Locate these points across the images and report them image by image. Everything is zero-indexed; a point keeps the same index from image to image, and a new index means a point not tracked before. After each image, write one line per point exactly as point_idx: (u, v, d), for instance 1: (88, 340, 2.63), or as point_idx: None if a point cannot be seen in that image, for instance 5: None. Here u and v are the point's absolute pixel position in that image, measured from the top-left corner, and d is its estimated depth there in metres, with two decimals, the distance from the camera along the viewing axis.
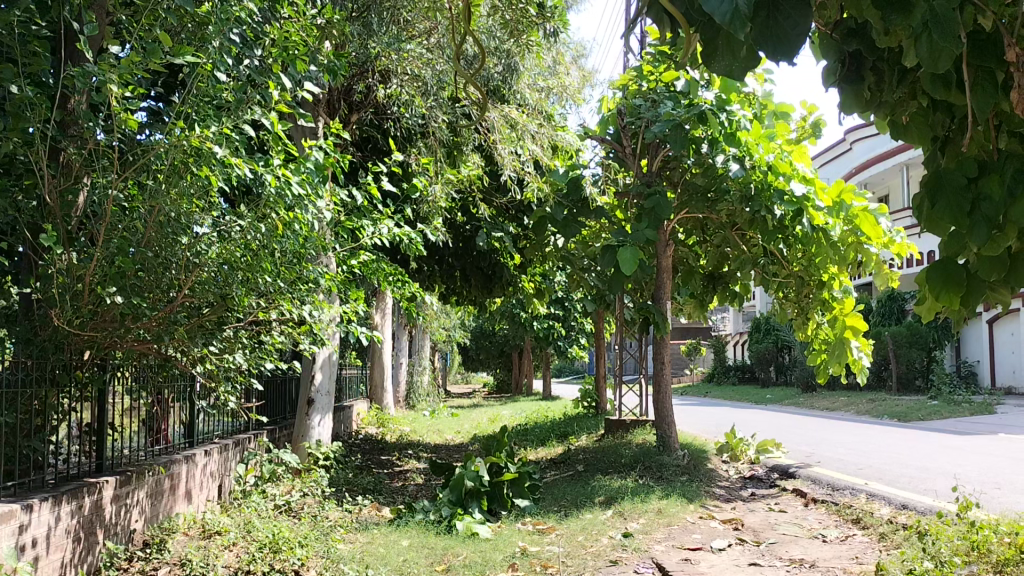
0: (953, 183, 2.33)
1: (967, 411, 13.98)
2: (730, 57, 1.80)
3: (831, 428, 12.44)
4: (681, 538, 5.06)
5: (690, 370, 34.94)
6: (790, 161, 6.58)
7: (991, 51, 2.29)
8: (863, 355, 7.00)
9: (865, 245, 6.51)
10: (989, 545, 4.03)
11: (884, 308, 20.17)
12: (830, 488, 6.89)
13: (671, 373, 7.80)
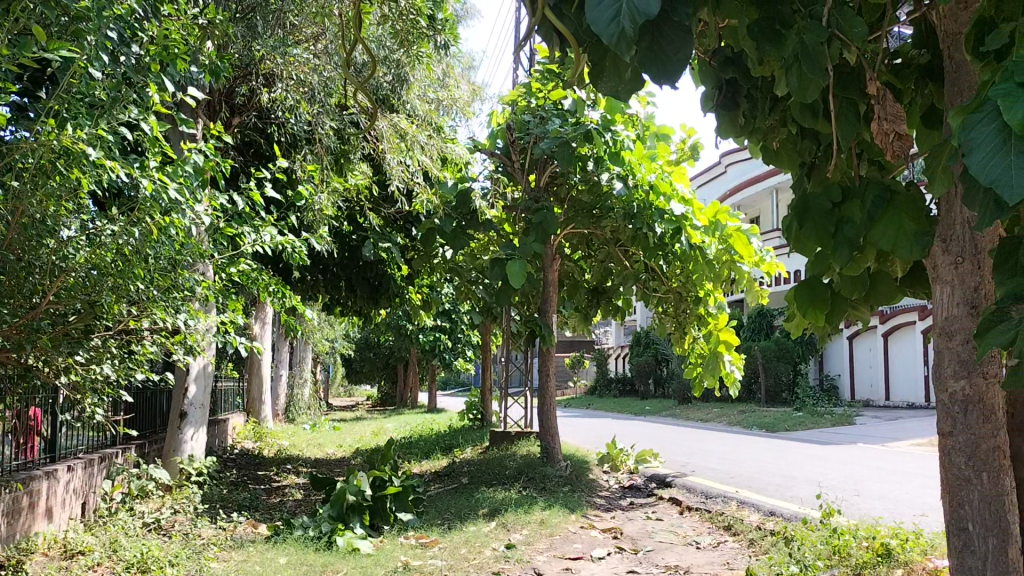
0: (818, 207, 2.45)
1: (829, 423, 14.79)
2: (617, 78, 1.87)
3: (705, 439, 12.92)
4: (563, 548, 5.14)
5: (572, 383, 35.53)
6: (670, 182, 6.73)
7: (853, 85, 2.45)
8: (735, 368, 7.37)
9: (738, 263, 6.92)
10: (848, 549, 4.29)
11: (755, 323, 21.13)
12: (704, 497, 7.14)
13: (555, 386, 7.93)
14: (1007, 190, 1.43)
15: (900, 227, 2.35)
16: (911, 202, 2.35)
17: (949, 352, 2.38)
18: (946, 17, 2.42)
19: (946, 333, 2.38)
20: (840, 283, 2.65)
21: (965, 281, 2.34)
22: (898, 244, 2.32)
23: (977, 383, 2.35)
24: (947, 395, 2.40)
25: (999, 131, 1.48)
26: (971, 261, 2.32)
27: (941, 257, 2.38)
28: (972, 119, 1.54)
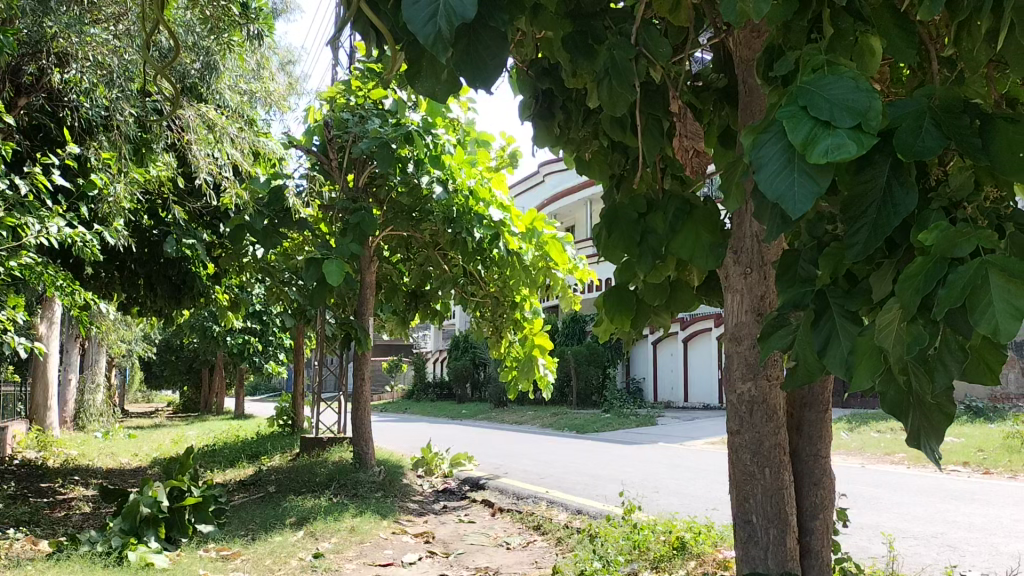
0: (626, 217, 2.58)
1: (634, 424, 15.57)
2: (434, 78, 1.86)
3: (518, 441, 13.22)
4: (372, 555, 5.06)
5: (389, 387, 35.27)
6: (489, 188, 7.02)
7: (658, 101, 2.61)
8: (548, 371, 7.58)
9: (553, 270, 7.17)
10: (647, 543, 4.52)
11: (568, 329, 21.88)
12: (515, 497, 7.30)
13: (370, 390, 7.82)
14: (790, 205, 1.55)
15: (697, 237, 2.49)
16: (708, 215, 2.53)
17: (739, 356, 2.65)
18: (741, 44, 2.64)
19: (736, 338, 2.65)
20: (644, 289, 2.81)
21: (753, 289, 2.61)
22: (695, 253, 2.46)
23: (761, 385, 2.61)
24: (736, 396, 2.66)
25: (785, 149, 1.61)
26: (758, 271, 2.60)
27: (732, 267, 2.65)
28: (760, 139, 1.66)
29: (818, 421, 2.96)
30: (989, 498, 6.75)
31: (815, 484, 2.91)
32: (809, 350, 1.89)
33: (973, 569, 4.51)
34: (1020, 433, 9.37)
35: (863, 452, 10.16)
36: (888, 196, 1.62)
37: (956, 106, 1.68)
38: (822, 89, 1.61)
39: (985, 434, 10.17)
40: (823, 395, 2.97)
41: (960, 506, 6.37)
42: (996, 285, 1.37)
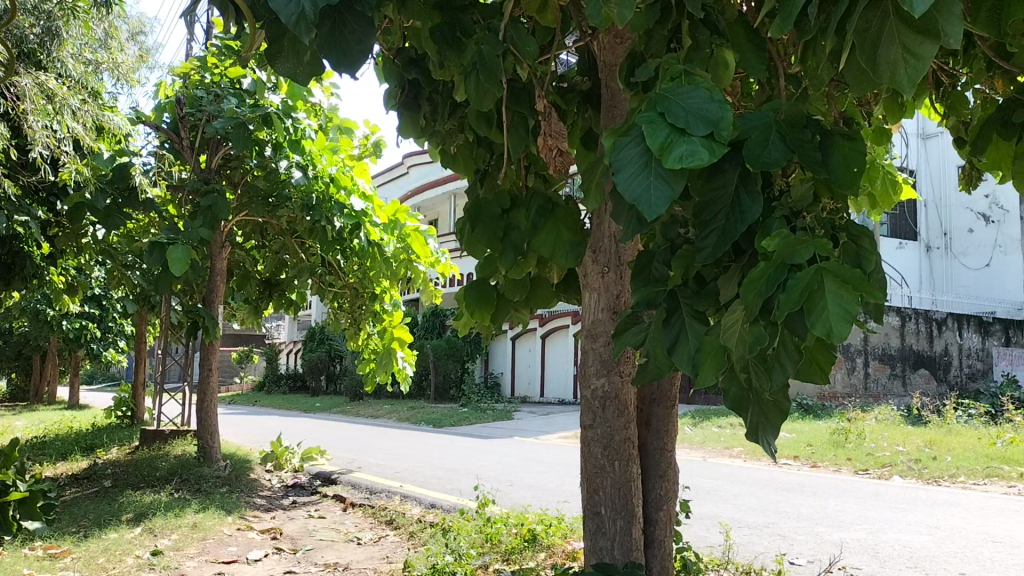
0: (489, 212, 2.60)
1: (490, 418, 15.73)
2: (295, 60, 1.79)
3: (373, 435, 13.05)
4: (215, 552, 4.87)
5: (238, 378, 34.02)
6: (351, 176, 6.90)
7: (524, 99, 2.65)
8: (406, 364, 7.52)
9: (414, 262, 7.14)
10: (499, 536, 4.58)
11: (428, 323, 21.83)
12: (367, 492, 7.21)
13: (218, 382, 7.48)
14: (646, 207, 1.60)
15: (558, 235, 2.52)
16: (568, 213, 2.59)
17: (593, 353, 2.75)
18: (605, 48, 2.71)
19: (592, 334, 2.75)
20: (505, 285, 2.84)
21: (609, 288, 2.71)
22: (556, 252, 2.51)
23: (614, 380, 2.73)
24: (590, 390, 2.76)
25: (643, 153, 1.66)
26: (615, 271, 2.71)
27: (591, 266, 2.74)
28: (619, 142, 1.71)
29: (665, 415, 3.09)
30: (815, 490, 7.26)
31: (659, 477, 3.04)
32: (659, 348, 1.96)
33: (800, 556, 4.83)
34: (844, 430, 10.13)
35: (704, 447, 10.69)
36: (736, 203, 1.70)
37: (800, 121, 1.79)
38: (679, 97, 1.67)
39: (813, 430, 10.94)
40: (670, 391, 3.10)
41: (791, 497, 6.81)
42: (829, 290, 1.47)
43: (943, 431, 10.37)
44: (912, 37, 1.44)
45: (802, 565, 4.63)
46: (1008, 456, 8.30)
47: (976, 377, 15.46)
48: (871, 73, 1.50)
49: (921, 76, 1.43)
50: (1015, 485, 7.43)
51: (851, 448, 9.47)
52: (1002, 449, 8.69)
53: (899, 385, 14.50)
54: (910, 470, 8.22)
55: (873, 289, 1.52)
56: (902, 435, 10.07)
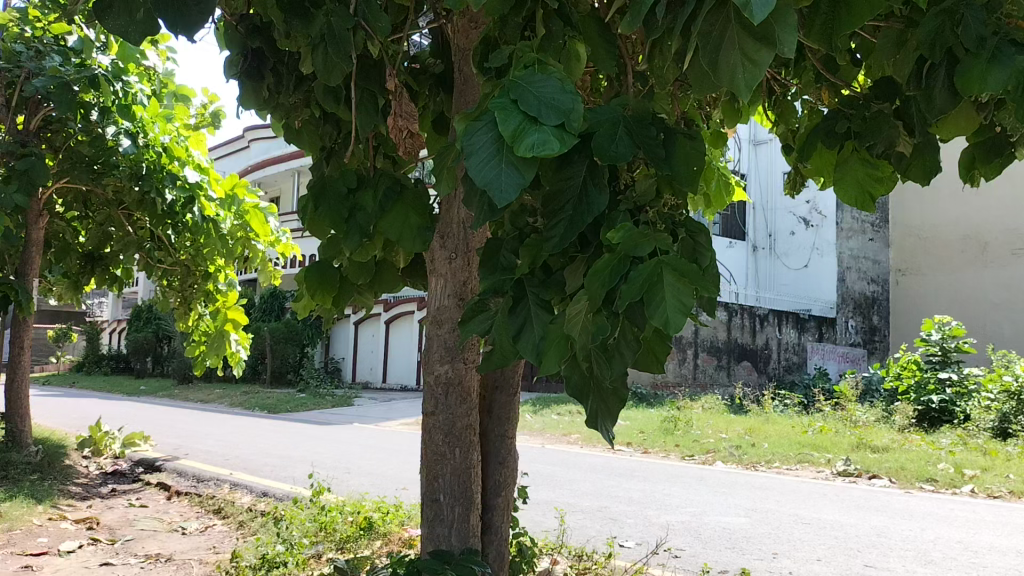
0: (334, 191, 2.47)
1: (329, 404, 15.41)
2: (127, 17, 1.66)
3: (202, 420, 12.46)
4: (22, 544, 4.48)
5: (53, 358, 31.59)
6: (186, 147, 6.53)
7: (375, 77, 2.59)
8: (241, 347, 7.26)
9: (253, 241, 6.87)
10: (334, 525, 4.48)
11: (266, 304, 21.09)
12: (195, 480, 6.87)
13: (30, 361, 6.85)
14: (496, 193, 1.58)
15: (405, 219, 2.51)
16: (416, 197, 2.58)
17: (438, 339, 2.73)
18: (458, 32, 2.69)
19: (437, 321, 2.72)
20: (348, 267, 2.76)
21: (456, 275, 2.70)
22: (403, 236, 2.48)
23: (458, 367, 2.72)
24: (433, 378, 2.74)
25: (494, 140, 1.64)
26: (462, 257, 2.70)
27: (438, 251, 2.72)
28: (471, 127, 1.68)
29: (506, 402, 3.12)
30: (645, 475, 7.59)
31: (499, 464, 3.06)
32: (504, 336, 1.96)
33: (629, 539, 5.02)
34: (673, 418, 10.65)
35: (542, 434, 10.93)
36: (583, 194, 1.72)
37: (645, 118, 1.83)
38: (532, 86, 1.66)
39: (645, 417, 11.44)
40: (513, 378, 3.13)
41: (623, 482, 7.08)
42: (669, 284, 1.51)
43: (762, 419, 11.12)
44: (752, 45, 1.49)
45: (631, 547, 4.81)
46: (817, 443, 9.00)
47: (792, 370, 16.68)
48: (712, 76, 1.54)
49: (757, 82, 1.48)
50: (822, 470, 8.06)
51: (679, 435, 9.97)
52: (811, 437, 9.42)
53: (724, 375, 15.32)
54: (731, 456, 8.76)
55: (708, 284, 1.57)
56: (725, 423, 10.70)
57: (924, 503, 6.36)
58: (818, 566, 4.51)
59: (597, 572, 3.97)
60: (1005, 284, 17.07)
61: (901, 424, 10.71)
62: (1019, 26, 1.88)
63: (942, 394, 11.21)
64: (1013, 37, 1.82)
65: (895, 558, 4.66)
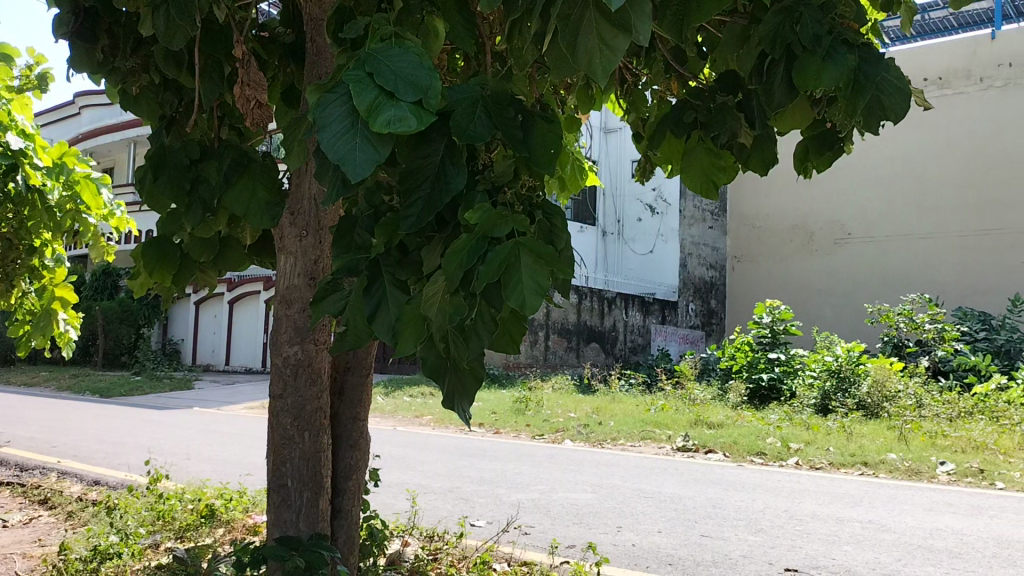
0: (175, 161, 2.34)
1: (167, 388, 14.64)
2: None
3: (23, 405, 11.52)
4: None
5: None
6: (9, 108, 5.24)
7: (220, 43, 2.45)
8: (69, 329, 6.37)
9: (87, 216, 5.66)
10: (172, 513, 4.26)
11: (98, 282, 19.76)
12: (16, 469, 6.34)
13: None
14: (350, 168, 1.52)
15: (253, 192, 2.38)
16: (265, 170, 2.44)
17: (286, 319, 2.64)
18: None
19: (285, 301, 2.62)
20: (190, 243, 2.61)
21: (307, 253, 2.61)
22: (249, 211, 2.36)
23: (307, 348, 2.65)
24: (280, 359, 2.64)
25: (348, 113, 1.58)
26: (313, 235, 2.61)
27: (287, 228, 2.62)
28: (324, 99, 1.61)
29: (359, 383, 3.05)
30: (496, 454, 7.68)
31: (350, 445, 3.01)
32: (358, 315, 1.91)
33: (480, 518, 5.07)
34: (524, 398, 10.84)
35: (394, 416, 10.86)
36: (441, 172, 1.69)
37: (503, 98, 1.82)
38: (387, 59, 1.62)
39: (498, 398, 11.58)
40: (366, 359, 3.06)
41: (474, 462, 7.14)
42: (526, 265, 1.52)
43: (608, 398, 11.52)
44: (609, 30, 1.51)
45: (482, 526, 4.85)
46: (659, 420, 9.42)
47: (637, 351, 17.34)
48: (569, 58, 1.55)
49: (613, 68, 1.50)
50: (663, 446, 8.44)
51: (530, 415, 10.15)
52: (654, 415, 9.85)
53: (573, 356, 15.73)
54: (578, 434, 9.01)
55: (562, 265, 1.60)
56: (573, 403, 11.01)
57: (755, 475, 6.80)
58: (659, 537, 4.71)
59: (448, 552, 3.99)
60: (827, 272, 18.45)
61: (734, 401, 11.38)
62: (851, 29, 2.01)
63: (771, 372, 12.04)
64: (845, 37, 1.94)
65: (730, 528, 4.94)
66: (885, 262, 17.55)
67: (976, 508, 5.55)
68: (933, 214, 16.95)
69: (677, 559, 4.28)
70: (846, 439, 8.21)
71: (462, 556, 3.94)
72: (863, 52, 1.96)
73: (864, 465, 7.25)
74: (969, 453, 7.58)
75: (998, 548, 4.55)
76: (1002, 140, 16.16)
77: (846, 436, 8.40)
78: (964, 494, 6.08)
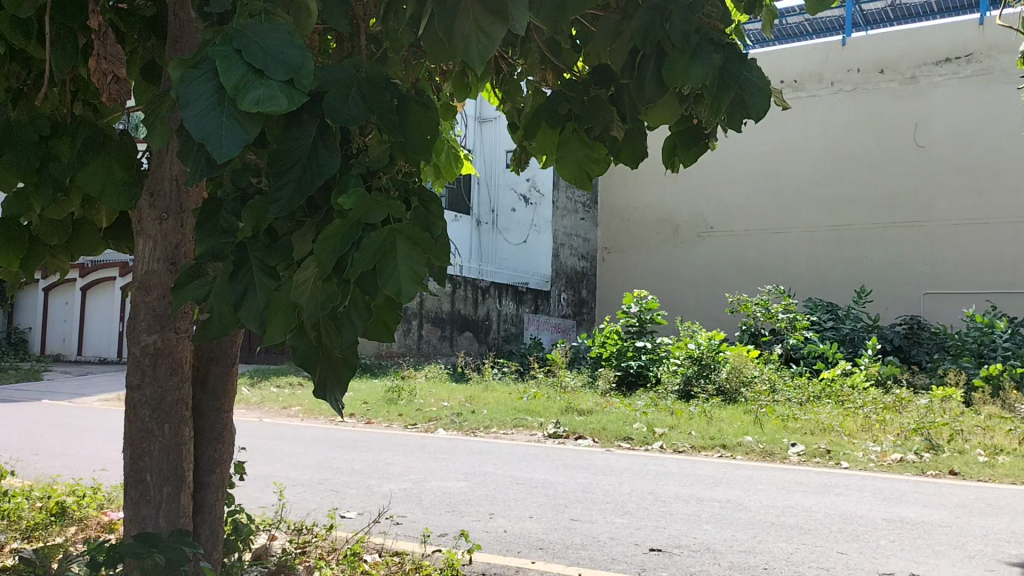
0: (22, 137, 2.17)
1: (12, 379, 13.65)
2: None
3: None
4: None
5: None
6: None
7: (74, 12, 2.29)
8: None
9: None
10: (18, 513, 3.97)
11: None
12: None
13: None
14: (215, 148, 1.46)
15: (108, 171, 2.24)
16: (122, 148, 2.30)
17: (145, 306, 2.50)
18: None
19: (144, 287, 2.48)
20: (39, 225, 2.43)
21: (167, 237, 2.48)
22: (105, 192, 2.22)
23: (168, 336, 2.53)
24: (139, 348, 2.52)
25: (214, 90, 1.51)
26: (175, 219, 2.48)
27: (146, 211, 2.48)
28: (187, 74, 1.52)
29: (224, 374, 2.93)
30: (368, 445, 7.58)
31: (214, 439, 2.91)
32: (224, 303, 1.83)
33: (351, 509, 5.00)
34: (397, 387, 10.76)
35: (261, 407, 10.53)
36: (313, 155, 1.64)
37: (378, 82, 1.79)
38: (257, 35, 1.55)
39: (370, 387, 11.45)
40: (232, 349, 2.94)
41: (344, 453, 7.02)
42: (401, 252, 1.50)
43: (481, 387, 11.60)
44: (486, 18, 1.51)
45: (353, 518, 4.79)
46: (531, 408, 9.56)
47: (510, 340, 17.53)
48: (445, 43, 1.53)
49: (489, 56, 1.50)
50: (535, 433, 8.57)
51: (402, 405, 10.09)
52: (526, 403, 10.00)
53: (446, 345, 15.73)
54: (451, 423, 9.03)
55: (438, 251, 1.59)
56: (446, 392, 11.01)
57: (622, 459, 7.01)
58: (530, 522, 4.79)
59: (317, 545, 3.90)
60: (690, 264, 19.20)
61: (604, 388, 11.70)
62: (717, 29, 2.09)
63: (639, 359, 12.48)
64: (711, 36, 2.01)
65: (599, 511, 5.07)
66: (744, 255, 18.43)
67: (823, 486, 5.93)
68: (788, 210, 17.94)
69: (547, 544, 4.36)
70: (707, 424, 8.59)
71: (332, 549, 3.87)
72: (728, 51, 2.03)
73: (723, 447, 7.61)
74: (817, 435, 8.10)
75: (842, 522, 4.87)
76: (849, 142, 17.30)
77: (707, 420, 8.80)
78: (812, 473, 6.49)
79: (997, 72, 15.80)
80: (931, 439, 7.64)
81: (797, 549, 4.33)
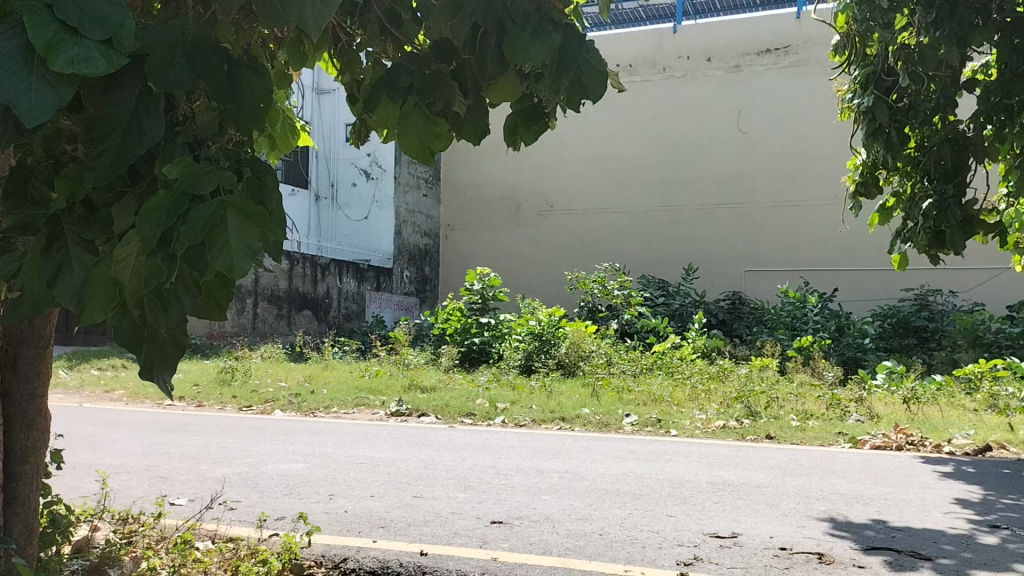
0: None
1: None
2: None
3: None
4: None
5: None
6: None
7: None
8: None
9: None
10: None
11: None
12: None
13: None
14: (24, 113, 1.32)
15: None
16: None
17: None
18: None
19: None
20: None
21: None
22: None
23: None
24: None
25: (20, 49, 1.37)
26: None
27: None
28: None
29: (35, 355, 2.68)
30: (199, 429, 7.24)
31: (26, 425, 2.68)
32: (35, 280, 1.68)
33: (180, 497, 4.77)
34: (230, 368, 10.35)
35: (80, 392, 9.83)
36: (134, 121, 1.53)
37: (206, 45, 1.69)
38: None
39: (201, 368, 10.97)
40: (44, 329, 2.69)
41: (173, 438, 6.67)
42: (233, 225, 1.44)
43: (320, 366, 11.38)
44: None
45: (183, 505, 4.58)
46: (372, 386, 9.46)
47: (351, 318, 17.29)
48: None
49: None
50: (376, 411, 8.49)
51: (237, 386, 9.72)
52: (367, 380, 9.91)
53: (284, 324, 15.27)
54: (289, 403, 8.79)
55: (272, 224, 1.53)
56: (284, 371, 10.73)
57: (465, 435, 7.06)
58: (371, 501, 4.75)
59: (144, 534, 3.70)
60: (531, 242, 19.56)
61: (446, 364, 11.78)
62: (556, 9, 2.10)
63: (481, 336, 12.64)
64: (550, 16, 2.04)
65: (441, 486, 5.10)
66: (582, 232, 18.97)
67: (654, 454, 6.24)
68: (623, 190, 18.61)
69: (389, 522, 4.34)
70: (546, 397, 8.82)
71: (161, 537, 3.68)
72: (566, 31, 2.06)
73: (562, 420, 7.84)
74: (649, 405, 8.50)
75: (670, 487, 5.15)
76: (680, 125, 18.16)
77: (547, 394, 9.04)
78: (643, 441, 6.82)
79: (811, 63, 16.99)
80: (750, 406, 8.22)
81: (630, 514, 4.53)
